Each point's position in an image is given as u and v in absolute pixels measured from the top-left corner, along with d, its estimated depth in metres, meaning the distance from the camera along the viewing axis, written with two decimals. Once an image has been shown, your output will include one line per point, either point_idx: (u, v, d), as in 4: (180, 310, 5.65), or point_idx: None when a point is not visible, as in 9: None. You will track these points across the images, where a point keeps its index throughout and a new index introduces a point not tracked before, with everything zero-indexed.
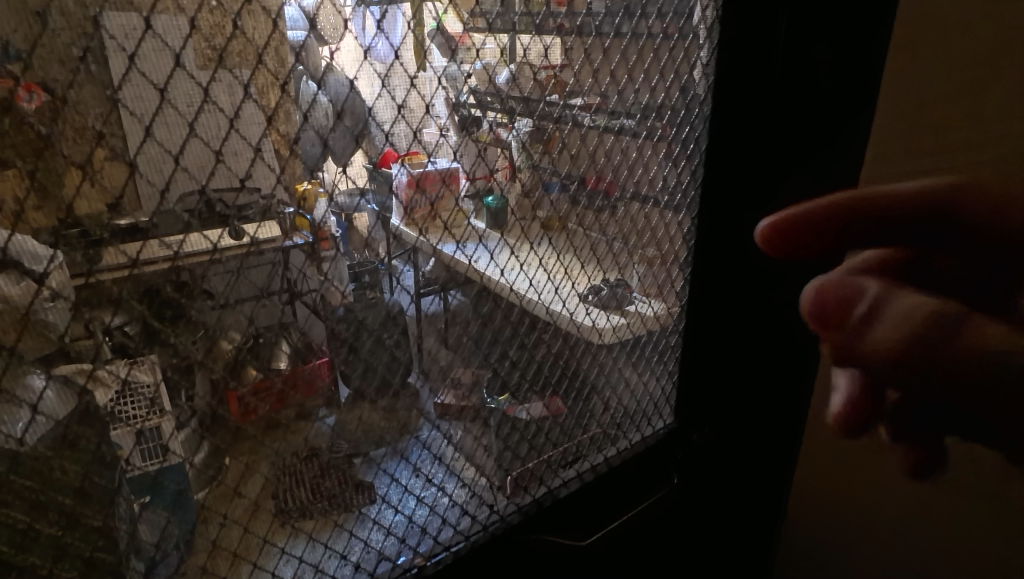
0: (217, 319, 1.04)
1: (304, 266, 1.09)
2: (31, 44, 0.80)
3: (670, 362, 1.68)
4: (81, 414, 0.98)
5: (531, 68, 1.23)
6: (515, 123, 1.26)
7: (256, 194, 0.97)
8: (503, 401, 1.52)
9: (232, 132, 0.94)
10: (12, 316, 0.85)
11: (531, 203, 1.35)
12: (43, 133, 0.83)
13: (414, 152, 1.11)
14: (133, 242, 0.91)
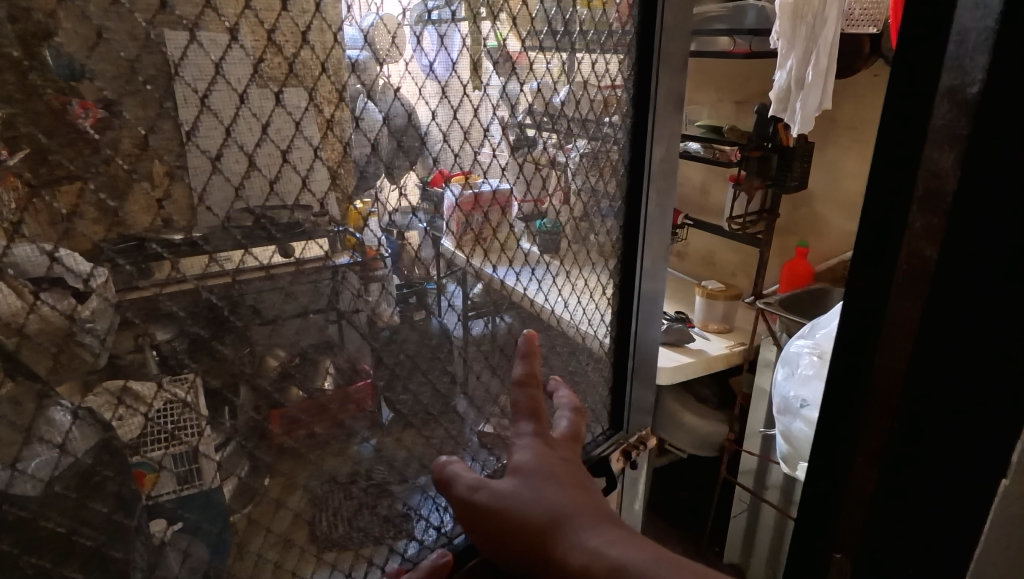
0: (262, 337, 0.99)
1: (354, 287, 1.07)
2: (82, 62, 0.75)
3: (603, 368, 1.61)
4: (104, 446, 0.90)
5: (589, 90, 1.29)
6: (572, 144, 1.29)
7: (307, 212, 0.97)
8: None
9: (259, 147, 0.90)
10: (54, 333, 0.80)
11: (586, 225, 1.41)
12: (98, 143, 0.77)
13: (462, 172, 1.12)
14: (188, 257, 0.87)
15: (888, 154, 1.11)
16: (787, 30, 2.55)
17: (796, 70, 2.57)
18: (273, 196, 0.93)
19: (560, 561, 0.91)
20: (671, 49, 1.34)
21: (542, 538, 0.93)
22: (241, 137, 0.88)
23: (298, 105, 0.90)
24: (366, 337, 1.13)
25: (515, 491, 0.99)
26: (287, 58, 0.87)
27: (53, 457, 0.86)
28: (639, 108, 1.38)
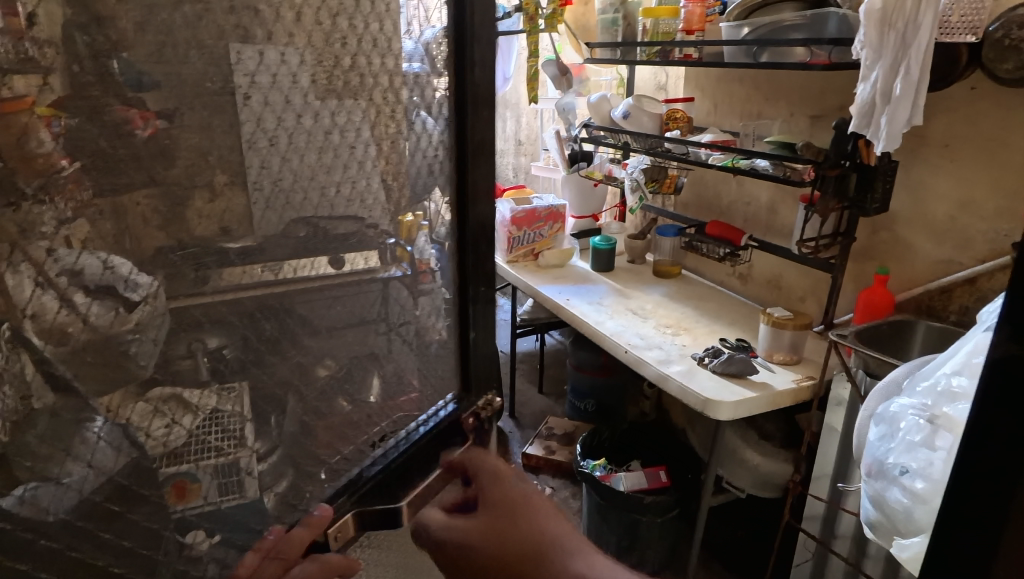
0: (314, 349, 0.93)
1: (404, 298, 1.07)
2: (153, 75, 0.67)
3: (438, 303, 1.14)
4: (136, 468, 0.72)
5: None
6: None
7: (359, 222, 0.95)
8: None
9: (319, 156, 0.86)
10: (93, 350, 0.67)
11: None
12: (157, 144, 0.68)
13: None
14: (238, 269, 0.79)
15: None
16: (873, 36, 1.59)
17: (884, 80, 1.61)
18: (327, 206, 0.89)
19: (516, 501, 1.10)
20: (493, 5, 1.00)
21: (499, 482, 1.10)
22: (290, 137, 0.82)
23: (364, 114, 0.90)
24: (414, 350, 1.12)
25: (476, 458, 1.12)
26: (346, 70, 0.87)
27: (81, 477, 0.67)
28: (458, 82, 1.01)
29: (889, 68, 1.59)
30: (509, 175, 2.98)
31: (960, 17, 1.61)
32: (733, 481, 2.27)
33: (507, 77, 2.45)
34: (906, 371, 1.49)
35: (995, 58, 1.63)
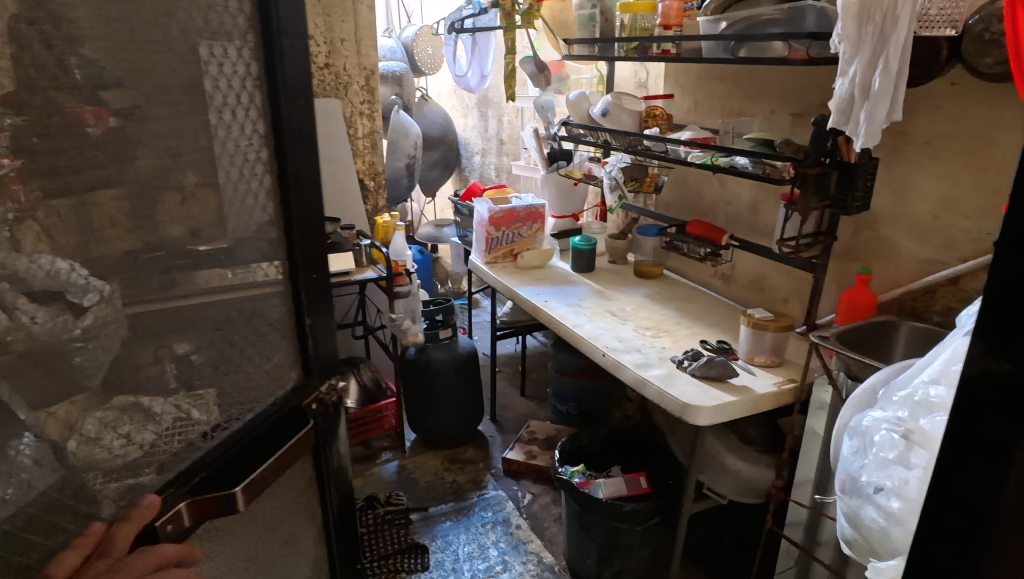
0: (263, 362, 0.74)
1: (315, 307, 0.80)
2: (108, 66, 0.55)
3: (243, 241, 0.69)
4: (57, 488, 0.52)
5: (626, 103, 1.55)
6: (611, 159, 1.64)
7: (250, 221, 0.70)
8: (576, 475, 1.35)
9: (223, 133, 0.65)
10: (36, 369, 0.51)
11: (624, 245, 1.76)
12: (108, 131, 0.55)
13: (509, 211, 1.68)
14: (201, 275, 0.65)
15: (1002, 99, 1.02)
16: (850, 31, 0.96)
17: (860, 79, 0.97)
18: (235, 198, 0.68)
19: None
20: None
21: None
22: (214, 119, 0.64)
23: (234, 88, 0.65)
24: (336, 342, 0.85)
25: None
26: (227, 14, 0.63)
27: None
28: (266, 49, 0.66)
29: (867, 65, 0.96)
30: (493, 176, 2.90)
31: (935, 10, 0.94)
32: (714, 489, 1.24)
33: (486, 74, 2.42)
34: (891, 369, 0.88)
35: (970, 53, 0.96)
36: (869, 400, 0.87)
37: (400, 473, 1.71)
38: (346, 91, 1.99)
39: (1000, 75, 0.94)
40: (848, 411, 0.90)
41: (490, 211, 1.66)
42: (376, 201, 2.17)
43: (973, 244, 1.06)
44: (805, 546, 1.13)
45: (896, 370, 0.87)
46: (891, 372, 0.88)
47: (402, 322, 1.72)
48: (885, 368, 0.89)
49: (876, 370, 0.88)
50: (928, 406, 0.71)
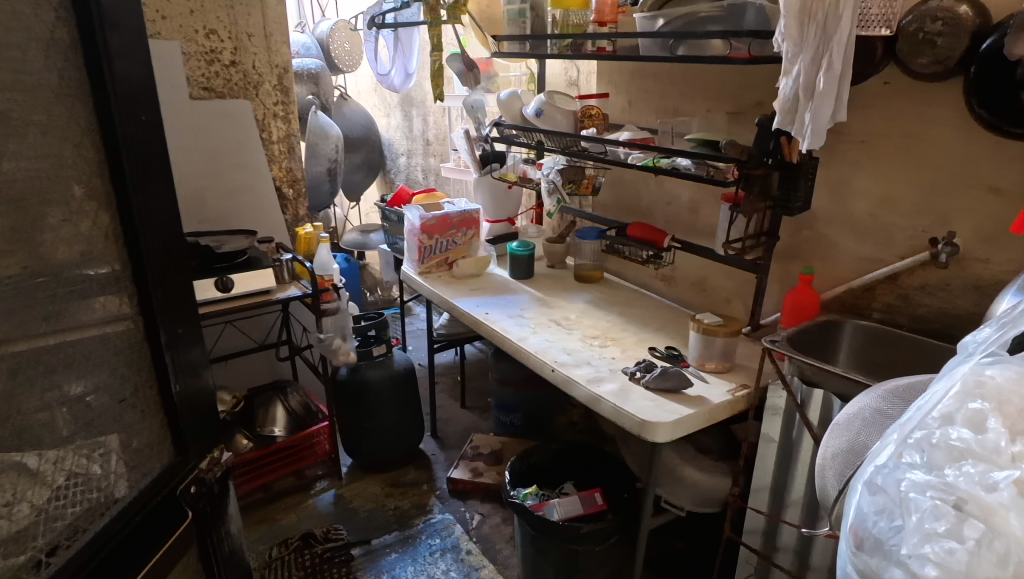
0: (135, 420, 0.73)
1: (190, 367, 0.79)
2: None
3: (103, 300, 0.68)
4: None
5: (560, 102, 1.51)
6: (548, 160, 1.59)
7: (109, 272, 0.68)
8: (530, 497, 1.30)
9: (74, 181, 0.64)
10: None
11: (563, 249, 1.73)
12: None
13: (440, 217, 1.61)
14: (62, 324, 0.64)
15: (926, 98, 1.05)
16: (792, 30, 0.96)
17: (804, 79, 0.97)
18: (93, 248, 0.66)
19: None
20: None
21: None
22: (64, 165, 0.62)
23: (73, 134, 0.63)
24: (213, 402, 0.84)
25: None
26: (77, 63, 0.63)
27: None
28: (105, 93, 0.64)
29: (810, 64, 0.96)
30: (419, 178, 2.81)
31: (874, 8, 0.95)
32: (672, 501, 1.23)
33: (411, 73, 2.31)
34: (882, 395, 0.68)
35: (905, 52, 0.98)
36: (860, 430, 0.66)
37: (338, 504, 1.61)
38: (256, 91, 1.84)
39: (932, 74, 0.97)
40: (831, 442, 0.69)
41: (421, 218, 1.58)
42: (296, 210, 2.03)
43: (910, 240, 1.10)
44: (764, 552, 1.13)
45: (889, 397, 0.67)
46: (886, 402, 0.67)
47: (332, 340, 1.64)
48: (872, 395, 0.69)
49: (875, 400, 0.68)
50: (954, 451, 0.49)
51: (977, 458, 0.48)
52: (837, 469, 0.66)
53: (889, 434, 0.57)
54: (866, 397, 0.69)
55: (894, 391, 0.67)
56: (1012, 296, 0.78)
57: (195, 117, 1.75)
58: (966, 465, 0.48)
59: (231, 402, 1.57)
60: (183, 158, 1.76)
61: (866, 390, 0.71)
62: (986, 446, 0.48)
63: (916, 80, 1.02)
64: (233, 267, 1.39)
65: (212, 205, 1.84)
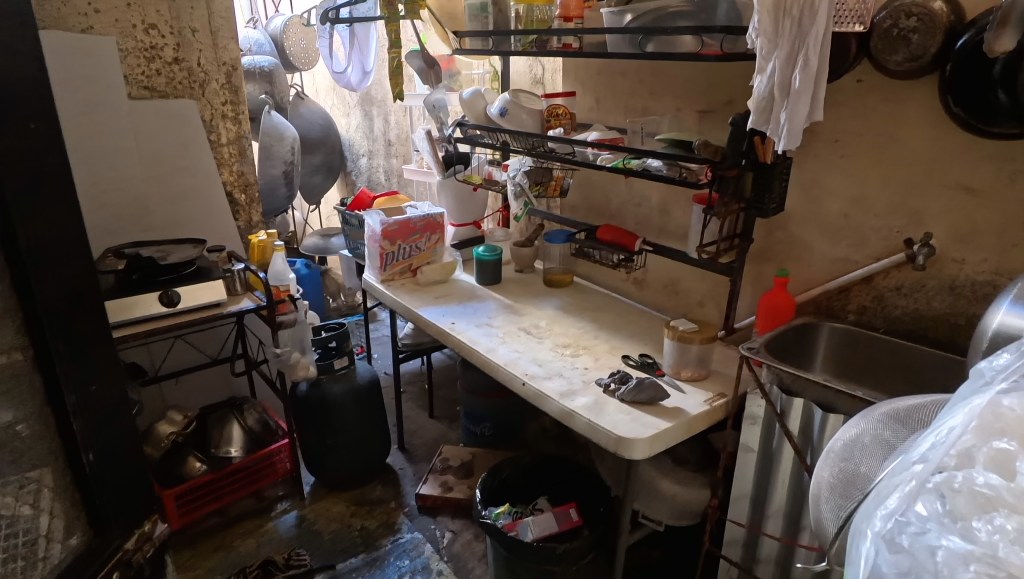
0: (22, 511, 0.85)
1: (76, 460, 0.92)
2: None
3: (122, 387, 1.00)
4: None
5: (524, 101, 1.48)
6: (514, 162, 1.55)
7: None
8: (502, 516, 1.26)
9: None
10: None
11: (531, 253, 1.69)
12: None
13: (403, 223, 1.55)
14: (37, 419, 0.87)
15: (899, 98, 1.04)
16: (767, 26, 0.94)
17: (779, 77, 0.95)
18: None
19: None
20: None
21: None
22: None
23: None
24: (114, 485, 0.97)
25: None
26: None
27: None
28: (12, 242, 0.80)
29: (785, 62, 0.94)
30: (381, 180, 2.73)
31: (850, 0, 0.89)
32: (649, 516, 1.22)
33: (368, 71, 2.26)
34: (880, 419, 0.62)
35: (878, 49, 0.97)
36: (862, 458, 0.60)
37: (299, 527, 1.55)
38: (201, 90, 1.76)
39: (907, 71, 0.96)
40: (829, 469, 0.63)
41: (382, 223, 1.53)
42: (249, 216, 1.95)
43: (885, 241, 1.10)
44: (744, 564, 1.12)
45: (888, 421, 0.61)
46: (886, 427, 0.61)
47: (290, 354, 1.62)
48: (870, 418, 0.63)
49: (860, 419, 0.64)
50: (983, 500, 0.43)
51: (1008, 509, 0.42)
52: (837, 499, 0.60)
53: (897, 472, 0.51)
54: (863, 419, 0.63)
55: (894, 414, 0.62)
56: (1005, 310, 0.71)
57: (136, 119, 1.66)
58: (996, 518, 0.42)
59: (184, 422, 1.57)
60: (123, 162, 1.66)
61: (862, 411, 0.65)
62: (1019, 495, 0.42)
63: (888, 77, 1.02)
64: (181, 278, 1.41)
65: (156, 211, 1.74)
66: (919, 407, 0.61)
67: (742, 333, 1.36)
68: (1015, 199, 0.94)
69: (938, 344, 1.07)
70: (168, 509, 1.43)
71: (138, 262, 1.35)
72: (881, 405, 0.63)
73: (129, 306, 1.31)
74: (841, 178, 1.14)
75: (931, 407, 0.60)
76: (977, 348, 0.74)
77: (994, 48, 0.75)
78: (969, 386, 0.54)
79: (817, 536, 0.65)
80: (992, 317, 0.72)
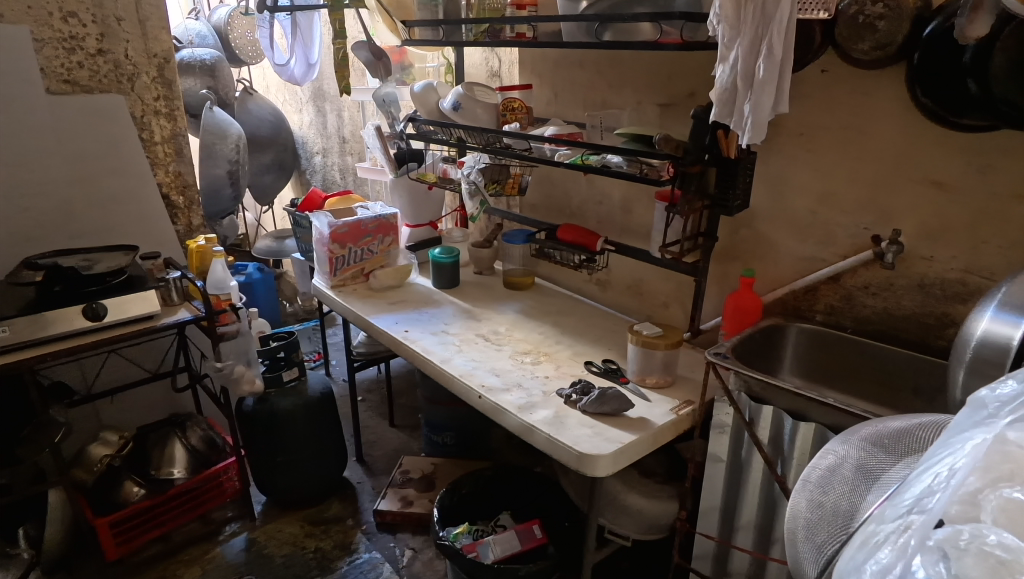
0: None
1: None
2: None
3: None
4: None
5: (477, 94, 1.43)
6: (469, 158, 1.50)
7: None
8: (462, 537, 1.22)
9: None
10: None
11: (491, 255, 1.64)
12: None
13: (352, 225, 1.48)
14: None
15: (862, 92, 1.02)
16: (728, 12, 0.90)
17: (742, 66, 0.91)
18: None
19: None
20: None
21: None
22: None
23: None
24: None
25: None
26: None
27: None
28: None
29: (748, 49, 0.91)
30: (337, 178, 2.64)
31: None
32: (616, 532, 1.18)
33: (312, 63, 2.18)
34: (863, 445, 0.58)
35: (844, 37, 0.95)
36: (842, 490, 0.56)
37: (249, 551, 1.51)
38: (131, 84, 1.65)
39: (873, 61, 0.94)
40: (807, 501, 0.59)
41: (330, 226, 1.46)
42: (189, 220, 1.84)
43: (853, 239, 1.08)
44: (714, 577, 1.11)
45: (872, 448, 0.57)
46: (870, 454, 0.57)
47: (233, 368, 1.52)
48: (851, 444, 0.59)
49: (839, 446, 0.60)
50: (996, 564, 0.35)
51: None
52: (818, 536, 0.56)
53: (889, 518, 0.44)
54: (843, 445, 0.60)
55: (878, 440, 0.57)
56: (990, 316, 0.69)
57: (57, 116, 1.55)
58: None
59: (119, 442, 1.49)
60: (44, 163, 1.55)
61: (844, 435, 0.62)
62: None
63: (854, 66, 1.00)
64: (108, 289, 1.32)
65: (84, 216, 1.64)
66: (906, 430, 0.56)
67: (708, 335, 1.33)
68: (983, 194, 0.93)
69: (908, 343, 1.06)
70: (104, 538, 1.38)
71: (58, 272, 1.29)
72: (864, 429, 0.59)
73: (45, 322, 1.22)
74: (807, 174, 1.12)
75: (919, 433, 0.55)
76: (959, 361, 0.71)
77: (967, 33, 0.78)
78: (969, 415, 0.47)
79: (795, 573, 0.61)
80: (976, 324, 0.70)
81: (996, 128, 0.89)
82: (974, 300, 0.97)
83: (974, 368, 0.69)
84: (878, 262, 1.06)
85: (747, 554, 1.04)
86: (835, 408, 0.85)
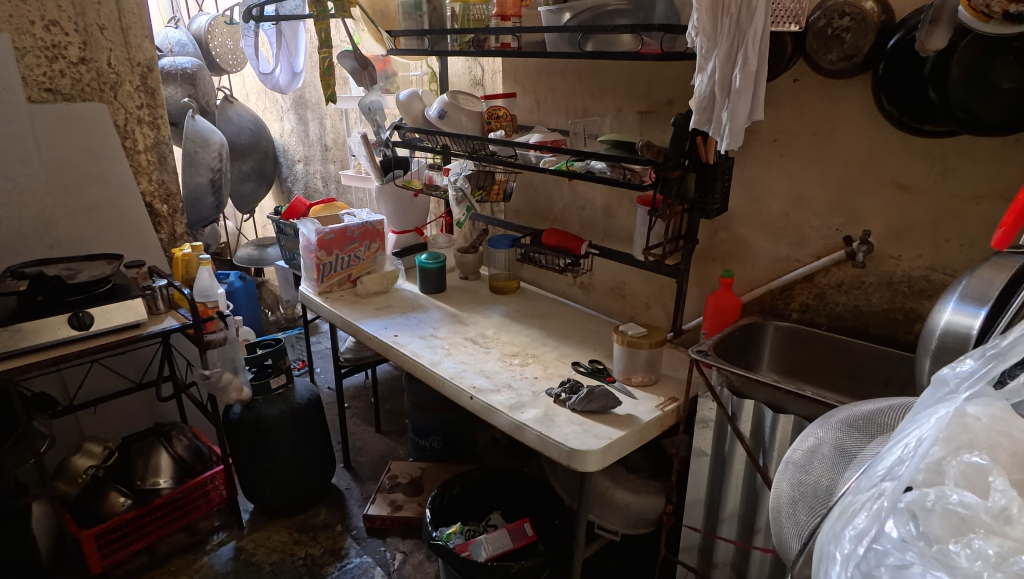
0: None
1: None
2: None
3: None
4: None
5: (461, 102, 1.45)
6: (454, 165, 1.52)
7: None
8: (454, 537, 1.23)
9: None
10: None
11: (477, 260, 1.66)
12: None
13: (339, 232, 1.49)
14: None
15: (830, 101, 1.06)
16: (705, 24, 0.93)
17: (719, 76, 0.95)
18: None
19: None
20: None
21: None
22: None
23: None
24: None
25: None
26: None
27: None
28: None
29: (725, 59, 0.94)
30: (319, 186, 2.65)
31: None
32: (604, 527, 1.21)
33: (297, 72, 2.19)
34: (840, 427, 0.61)
35: (813, 48, 1.00)
36: (819, 470, 0.59)
37: (236, 559, 1.50)
38: (113, 93, 1.64)
39: (841, 71, 0.98)
40: (789, 482, 0.62)
41: (316, 232, 1.46)
42: (172, 228, 1.84)
43: (825, 239, 1.13)
44: (701, 570, 1.13)
45: (848, 430, 0.59)
46: (846, 435, 0.60)
47: (220, 376, 1.46)
48: (830, 427, 0.62)
49: (819, 430, 0.63)
50: (958, 522, 0.38)
51: (985, 531, 0.38)
52: (799, 515, 0.59)
53: (864, 488, 0.46)
54: (822, 428, 0.63)
55: (853, 422, 0.60)
56: (952, 308, 0.73)
57: (36, 124, 1.53)
58: (975, 542, 0.37)
59: (102, 453, 1.45)
60: (21, 170, 1.53)
61: (822, 419, 0.65)
62: (996, 515, 0.38)
63: (823, 76, 1.04)
64: (92, 297, 1.31)
65: (64, 225, 1.62)
66: (879, 412, 0.59)
67: (691, 334, 1.36)
68: (946, 195, 0.98)
69: (879, 338, 1.10)
70: (88, 551, 1.36)
71: (42, 281, 1.26)
72: (841, 413, 0.62)
73: (27, 333, 1.21)
74: (781, 178, 1.16)
75: (888, 414, 0.58)
76: (925, 350, 0.75)
77: (927, 45, 0.82)
78: (931, 393, 0.50)
79: (779, 551, 0.63)
80: (939, 315, 0.74)
81: (955, 134, 0.94)
82: (939, 296, 1.01)
83: (939, 357, 0.73)
84: (849, 262, 1.10)
85: (731, 545, 1.07)
86: (812, 401, 0.88)
